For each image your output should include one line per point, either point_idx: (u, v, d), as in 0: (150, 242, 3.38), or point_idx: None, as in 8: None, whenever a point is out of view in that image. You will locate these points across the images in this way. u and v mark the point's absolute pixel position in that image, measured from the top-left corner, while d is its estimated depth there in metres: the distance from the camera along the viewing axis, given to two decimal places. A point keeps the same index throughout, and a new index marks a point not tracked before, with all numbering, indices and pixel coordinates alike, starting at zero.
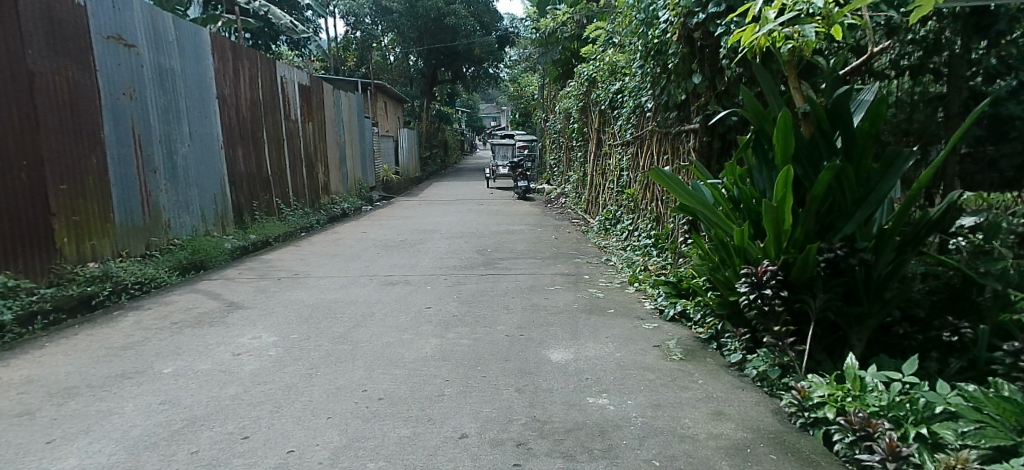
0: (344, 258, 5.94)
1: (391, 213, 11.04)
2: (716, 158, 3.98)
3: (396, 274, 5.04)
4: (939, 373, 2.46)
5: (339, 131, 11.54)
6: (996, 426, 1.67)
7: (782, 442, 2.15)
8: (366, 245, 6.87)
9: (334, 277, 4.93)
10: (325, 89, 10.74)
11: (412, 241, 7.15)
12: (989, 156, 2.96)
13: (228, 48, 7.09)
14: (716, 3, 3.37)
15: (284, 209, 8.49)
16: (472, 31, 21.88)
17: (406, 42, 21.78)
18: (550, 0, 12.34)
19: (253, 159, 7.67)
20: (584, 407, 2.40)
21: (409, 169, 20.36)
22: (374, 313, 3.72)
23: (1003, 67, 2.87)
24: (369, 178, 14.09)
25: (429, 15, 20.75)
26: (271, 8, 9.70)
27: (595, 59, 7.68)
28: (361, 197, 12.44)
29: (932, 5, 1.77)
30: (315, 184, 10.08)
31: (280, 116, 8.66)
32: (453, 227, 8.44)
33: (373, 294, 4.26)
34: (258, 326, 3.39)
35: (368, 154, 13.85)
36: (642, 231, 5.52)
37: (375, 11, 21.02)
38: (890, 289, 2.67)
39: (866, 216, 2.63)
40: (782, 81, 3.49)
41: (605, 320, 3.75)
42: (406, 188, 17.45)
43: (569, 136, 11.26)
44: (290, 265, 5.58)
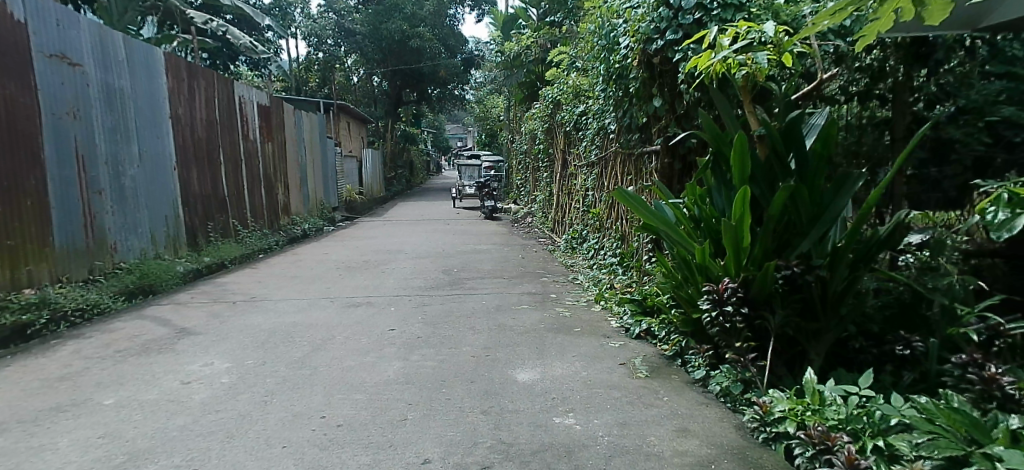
0: (304, 280, 5.81)
1: (356, 233, 10.89)
2: (677, 178, 4.10)
3: (358, 295, 4.96)
4: (893, 386, 2.56)
5: (299, 151, 11.39)
6: (948, 437, 1.74)
7: (744, 457, 2.18)
8: (328, 266, 6.74)
9: (293, 300, 4.81)
10: (285, 108, 10.64)
11: (375, 261, 7.06)
12: (933, 177, 3.22)
13: (183, 68, 6.98)
14: (674, 30, 3.51)
15: (241, 231, 8.28)
16: (438, 53, 21.94)
17: (369, 63, 21.63)
18: (514, 25, 12.61)
19: (208, 180, 7.49)
20: (550, 427, 2.39)
21: (374, 189, 20.10)
22: (334, 337, 3.63)
23: (942, 94, 3.14)
24: (332, 198, 13.90)
25: (393, 38, 20.63)
26: (230, 28, 9.58)
27: (558, 83, 7.80)
28: (323, 218, 12.24)
29: (875, 35, 1.86)
30: (275, 205, 9.87)
31: (238, 136, 8.50)
32: (419, 248, 8.38)
33: (335, 317, 4.17)
34: (211, 353, 3.28)
35: (330, 175, 13.69)
36: (607, 249, 5.58)
37: (338, 33, 20.98)
38: (845, 304, 2.76)
39: (821, 233, 2.74)
40: (737, 105, 3.61)
41: (571, 339, 3.76)
42: (371, 209, 17.26)
43: (535, 157, 11.33)
44: (248, 288, 5.42)
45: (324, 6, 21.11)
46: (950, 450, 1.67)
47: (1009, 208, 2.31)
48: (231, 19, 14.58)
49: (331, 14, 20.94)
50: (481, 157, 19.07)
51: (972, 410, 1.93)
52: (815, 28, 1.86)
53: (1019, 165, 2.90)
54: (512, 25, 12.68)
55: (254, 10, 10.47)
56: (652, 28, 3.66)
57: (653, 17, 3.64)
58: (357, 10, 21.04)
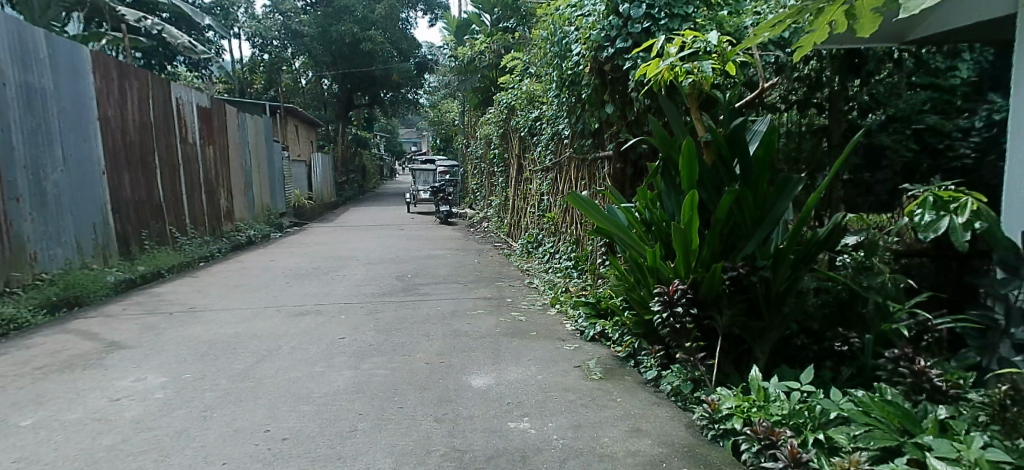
0: (248, 289, 5.61)
1: (308, 239, 10.59)
2: (629, 183, 4.18)
3: (306, 303, 4.82)
4: (832, 380, 2.71)
5: (244, 155, 11.02)
6: (883, 429, 1.87)
7: (694, 454, 2.25)
8: (274, 274, 6.53)
9: (236, 309, 4.64)
10: (228, 110, 10.28)
11: (325, 269, 6.89)
12: (866, 182, 3.54)
13: (114, 67, 6.64)
14: (624, 38, 3.58)
15: (179, 238, 7.93)
16: (389, 56, 21.62)
17: (318, 66, 21.12)
18: (467, 30, 12.65)
19: (141, 185, 7.14)
20: (504, 432, 2.39)
21: (324, 193, 19.61)
22: (281, 347, 3.52)
23: (873, 103, 3.46)
24: (280, 203, 13.49)
25: (344, 40, 20.27)
26: (166, 27, 9.18)
27: (511, 88, 7.84)
28: (271, 223, 11.87)
29: (812, 45, 1.93)
30: (216, 211, 9.50)
31: (174, 139, 8.15)
32: (372, 253, 8.23)
33: (281, 327, 4.04)
34: (144, 367, 3.13)
35: (277, 180, 13.29)
36: (562, 253, 5.63)
37: (284, 34, 20.45)
38: (788, 304, 2.88)
39: (765, 235, 2.85)
40: (685, 112, 3.73)
41: (527, 343, 3.78)
42: (320, 214, 16.84)
43: (490, 161, 11.34)
44: (186, 298, 5.19)
45: (270, 7, 20.49)
46: (885, 440, 1.81)
47: (934, 211, 2.46)
48: (168, 17, 13.95)
49: (276, 15, 20.35)
50: (437, 162, 18.91)
51: (904, 402, 2.07)
52: (757, 39, 1.92)
53: (942, 169, 3.36)
54: (465, 30, 12.71)
55: (193, 9, 10.08)
56: (602, 36, 3.70)
57: (603, 25, 3.67)
58: (305, 11, 20.56)
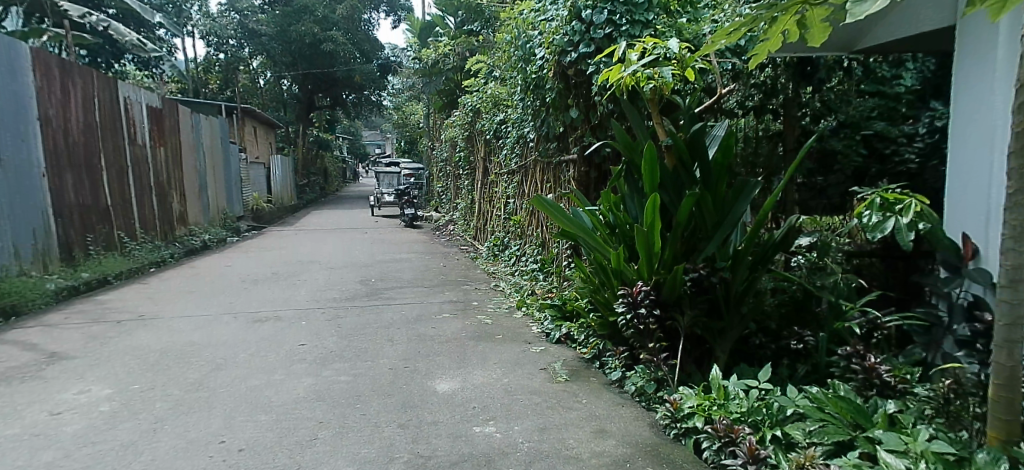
0: (203, 295, 5.43)
1: (268, 244, 10.32)
2: (594, 186, 4.28)
3: (265, 310, 4.70)
4: (789, 378, 2.80)
5: (197, 157, 10.66)
6: (836, 423, 1.96)
7: (657, 453, 2.28)
8: (230, 280, 6.33)
9: (189, 317, 4.48)
10: (181, 110, 9.94)
11: (284, 274, 6.71)
12: (819, 185, 3.73)
13: (55, 65, 6.35)
14: (587, 43, 3.64)
15: (128, 243, 7.61)
16: (351, 57, 21.34)
17: (277, 66, 20.64)
18: (431, 33, 12.61)
19: (86, 188, 6.83)
20: (469, 437, 2.38)
21: (284, 196, 19.12)
22: (237, 355, 3.42)
23: (824, 109, 3.64)
24: (237, 207, 13.10)
25: (303, 40, 19.86)
26: (112, 23, 8.80)
27: (476, 91, 7.84)
28: (227, 228, 11.50)
29: (766, 54, 1.97)
30: (168, 215, 9.15)
31: (122, 140, 7.83)
32: (333, 258, 8.07)
33: (238, 334, 3.92)
34: (88, 379, 2.98)
35: (234, 183, 12.90)
36: (529, 256, 5.65)
37: (241, 33, 19.90)
38: (746, 304, 2.96)
39: (724, 236, 2.93)
40: (647, 116, 3.81)
41: (493, 346, 3.77)
42: (279, 218, 16.43)
43: (456, 165, 11.32)
44: (134, 306, 4.97)
45: (225, 5, 19.88)
46: (838, 435, 1.89)
47: (881, 212, 2.58)
48: (115, 14, 13.37)
49: (232, 14, 19.75)
50: (401, 165, 18.72)
51: (856, 398, 2.16)
52: (713, 46, 1.93)
53: (889, 173, 3.57)
54: (429, 33, 12.67)
55: (142, 5, 9.70)
56: (565, 40, 3.76)
57: (566, 30, 3.74)
58: (262, 10, 20.05)
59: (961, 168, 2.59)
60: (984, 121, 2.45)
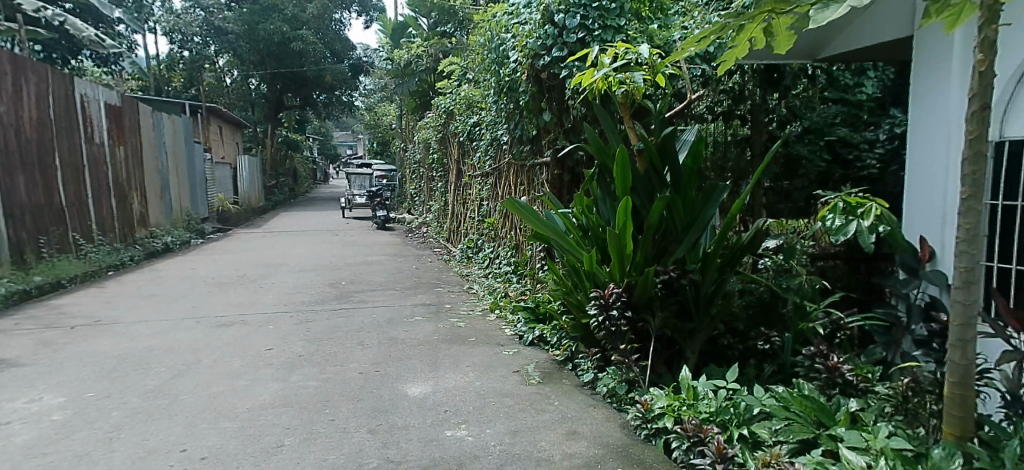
0: (164, 299, 5.27)
1: (235, 246, 10.08)
2: (567, 189, 4.33)
3: (230, 314, 4.58)
4: (756, 377, 2.87)
5: (160, 156, 10.35)
6: (801, 422, 2.02)
7: (628, 454, 2.31)
8: (193, 284, 6.17)
9: (149, 322, 4.34)
10: (142, 109, 9.65)
11: (251, 277, 6.58)
12: (785, 189, 3.82)
13: (6, 61, 6.10)
14: (560, 47, 3.67)
15: (84, 245, 7.35)
16: (321, 57, 21.01)
17: (244, 65, 20.20)
18: (405, 34, 12.54)
19: (39, 188, 6.57)
20: (440, 441, 2.36)
21: (251, 197, 18.72)
22: (200, 360, 3.33)
23: (790, 116, 3.76)
24: (201, 208, 12.77)
25: (272, 39, 19.51)
26: (69, 18, 8.49)
27: (449, 93, 7.80)
28: (191, 229, 11.21)
29: (734, 62, 1.98)
30: (128, 216, 8.87)
31: (79, 138, 7.55)
32: (302, 260, 7.93)
33: (201, 339, 3.82)
34: (40, 387, 2.87)
35: (198, 183, 12.57)
36: (502, 258, 5.65)
37: (206, 31, 19.36)
38: (715, 306, 3.02)
39: (694, 239, 2.98)
40: (619, 121, 3.85)
41: (466, 349, 3.76)
42: (245, 220, 16.04)
43: (429, 166, 11.24)
44: (91, 311, 4.80)
45: (190, 1, 19.37)
46: (803, 433, 1.95)
47: (844, 216, 2.65)
48: (72, 8, 12.89)
49: (197, 10, 19.25)
50: (373, 166, 18.53)
51: (820, 397, 2.21)
52: (684, 52, 1.94)
53: (852, 178, 3.69)
54: (402, 34, 12.59)
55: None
56: (539, 44, 3.78)
57: (539, 34, 3.76)
58: (230, 8, 19.62)
59: (918, 174, 2.69)
60: (941, 129, 2.55)
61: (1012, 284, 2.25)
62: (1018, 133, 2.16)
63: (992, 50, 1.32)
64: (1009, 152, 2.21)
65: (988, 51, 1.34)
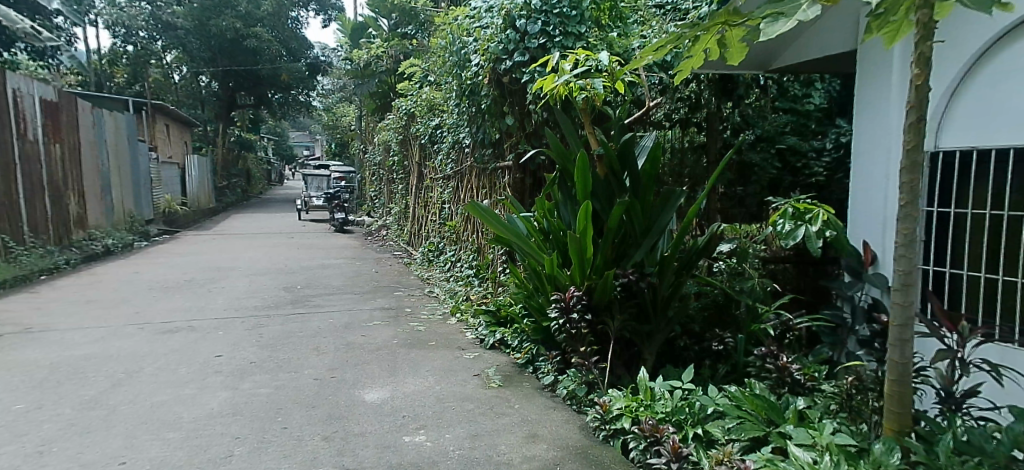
0: (103, 305, 5.01)
1: (184, 249, 9.69)
2: (528, 193, 4.36)
3: (176, 320, 4.40)
4: (711, 378, 2.94)
5: (100, 155, 9.86)
6: (753, 420, 2.08)
7: (587, 455, 2.33)
8: (136, 288, 5.89)
9: (86, 329, 4.13)
10: (80, 105, 9.18)
11: (199, 281, 6.33)
12: (739, 194, 3.94)
13: None
14: (521, 52, 3.69)
15: (14, 248, 6.92)
16: (278, 55, 20.55)
17: (194, 61, 19.48)
18: (365, 34, 12.39)
19: None
20: (397, 447, 2.33)
21: (201, 198, 18.03)
22: (142, 369, 3.19)
23: (744, 124, 3.88)
24: (146, 210, 12.23)
25: (224, 36, 18.91)
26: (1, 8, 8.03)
27: (410, 95, 7.74)
28: (135, 231, 10.72)
29: (689, 71, 2.04)
30: (64, 217, 8.41)
31: (10, 135, 7.13)
32: (256, 264, 7.69)
33: (144, 346, 3.66)
34: None
35: (143, 183, 12.04)
36: (464, 262, 5.62)
37: (153, 25, 18.66)
38: (672, 308, 3.09)
39: (652, 243, 3.04)
40: (580, 126, 3.90)
41: (426, 353, 3.72)
42: (195, 222, 15.44)
43: (390, 169, 11.10)
44: (22, 318, 4.52)
45: None
46: (754, 431, 2.01)
47: (793, 221, 2.75)
48: None
49: (142, 3, 18.46)
50: (332, 167, 18.16)
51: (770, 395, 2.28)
52: (642, 61, 1.97)
53: (800, 185, 3.87)
54: (362, 35, 12.44)
55: None
56: (500, 48, 3.78)
57: (501, 38, 3.75)
58: (179, 2, 18.91)
59: (862, 181, 2.82)
60: (883, 139, 2.68)
61: (945, 286, 2.39)
62: (951, 145, 2.29)
63: (927, 65, 1.41)
64: (942, 162, 2.34)
65: (923, 65, 1.43)
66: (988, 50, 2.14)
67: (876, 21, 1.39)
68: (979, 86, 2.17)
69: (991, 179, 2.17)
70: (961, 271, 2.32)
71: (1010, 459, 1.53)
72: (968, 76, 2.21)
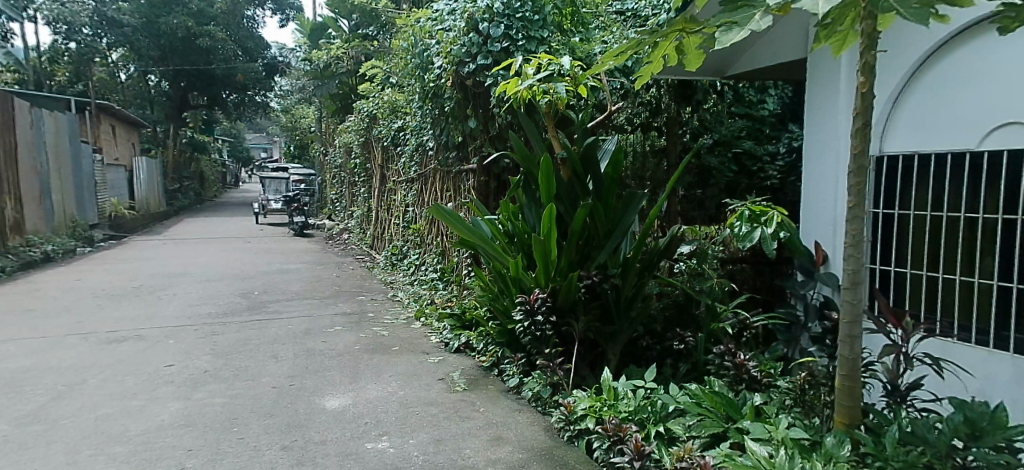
0: (42, 315, 4.75)
1: (132, 255, 9.27)
2: (493, 196, 4.38)
3: (123, 329, 4.21)
4: (672, 376, 3.00)
5: (38, 156, 9.36)
6: (712, 417, 2.13)
7: (551, 456, 2.35)
8: (79, 297, 5.61)
9: (23, 340, 3.90)
10: (16, 104, 8.69)
11: (148, 288, 6.07)
12: (698, 197, 4.04)
13: None
14: (484, 56, 3.70)
15: None
16: (232, 55, 20.07)
17: (143, 60, 18.72)
18: (324, 35, 12.22)
19: None
20: (360, 454, 2.30)
21: (151, 202, 17.30)
22: (85, 381, 3.04)
23: (702, 128, 3.99)
24: (90, 214, 11.65)
25: (175, 34, 18.25)
26: None
27: (372, 96, 7.67)
28: (78, 237, 10.19)
29: (648, 77, 2.06)
30: None
31: None
32: (210, 270, 7.44)
33: (89, 357, 3.49)
34: None
35: (87, 185, 11.49)
36: (428, 265, 5.59)
37: (98, 21, 17.20)
38: (634, 308, 3.14)
39: (615, 245, 3.09)
40: (544, 129, 3.94)
41: (389, 358, 3.67)
42: (144, 227, 14.79)
43: (351, 171, 10.92)
44: None
45: None
46: (713, 428, 2.06)
47: (749, 223, 2.84)
48: None
49: None
50: (292, 169, 17.75)
51: (729, 392, 2.34)
52: (603, 66, 2.00)
53: (757, 187, 4.03)
54: (322, 35, 12.27)
55: None
56: (463, 51, 3.78)
57: (464, 41, 3.76)
58: None
59: (814, 184, 2.93)
60: (832, 144, 2.80)
61: (891, 285, 2.51)
62: (895, 149, 2.41)
63: (871, 74, 1.47)
64: (887, 166, 2.46)
65: (867, 74, 1.50)
66: (927, 59, 2.26)
67: (825, 31, 1.39)
68: (920, 94, 2.29)
69: (931, 183, 2.29)
70: (905, 270, 2.43)
71: (951, 449, 1.58)
72: (908, 85, 2.34)
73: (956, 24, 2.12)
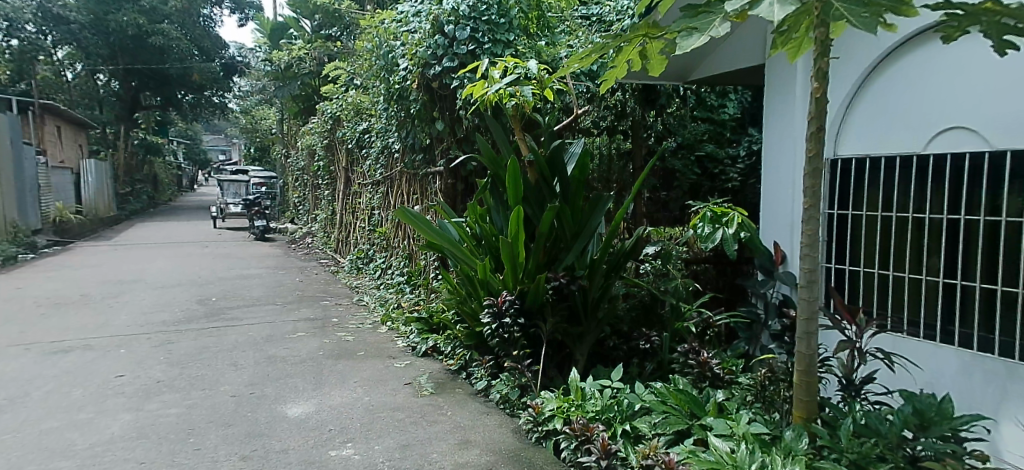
0: None
1: (80, 262, 8.86)
2: (460, 198, 4.39)
3: (70, 339, 4.02)
4: (638, 375, 3.05)
5: None
6: (676, 414, 2.17)
7: (519, 458, 2.35)
8: (20, 306, 5.32)
9: None
10: None
11: (97, 296, 5.81)
12: (663, 198, 4.12)
13: None
14: (451, 58, 3.70)
15: None
16: (187, 54, 19.43)
17: (92, 58, 17.92)
18: (286, 35, 11.96)
19: None
20: (323, 462, 2.25)
21: (100, 207, 16.56)
22: (28, 394, 2.89)
23: (666, 131, 4.08)
24: (33, 219, 11.08)
25: (125, 32, 17.53)
26: None
27: (336, 98, 7.55)
28: (19, 243, 9.68)
29: (613, 80, 2.09)
30: None
31: None
32: (165, 276, 7.17)
33: (31, 369, 3.32)
34: None
35: (29, 188, 10.92)
36: (395, 268, 5.52)
37: (41, 18, 16.30)
38: (601, 309, 3.18)
39: (582, 247, 3.13)
40: (511, 133, 3.96)
41: (354, 364, 3.62)
42: (93, 232, 14.15)
43: (315, 174, 10.72)
44: None
45: None
46: (677, 425, 2.11)
47: (711, 224, 2.91)
48: None
49: None
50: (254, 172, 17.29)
51: (693, 390, 2.38)
52: (568, 69, 2.01)
53: (718, 189, 4.13)
54: (284, 35, 12.02)
55: None
56: (429, 53, 3.77)
57: (429, 43, 3.75)
58: None
59: (773, 185, 3.02)
60: (789, 147, 2.89)
61: (845, 283, 2.61)
62: (849, 152, 2.51)
63: (824, 80, 1.53)
64: (841, 169, 2.57)
65: (820, 80, 1.55)
66: (878, 65, 2.36)
67: (782, 38, 1.44)
68: (872, 98, 2.39)
69: (881, 184, 2.39)
70: (858, 267, 2.53)
71: (900, 439, 1.64)
72: (859, 91, 2.45)
73: (903, 32, 2.23)
